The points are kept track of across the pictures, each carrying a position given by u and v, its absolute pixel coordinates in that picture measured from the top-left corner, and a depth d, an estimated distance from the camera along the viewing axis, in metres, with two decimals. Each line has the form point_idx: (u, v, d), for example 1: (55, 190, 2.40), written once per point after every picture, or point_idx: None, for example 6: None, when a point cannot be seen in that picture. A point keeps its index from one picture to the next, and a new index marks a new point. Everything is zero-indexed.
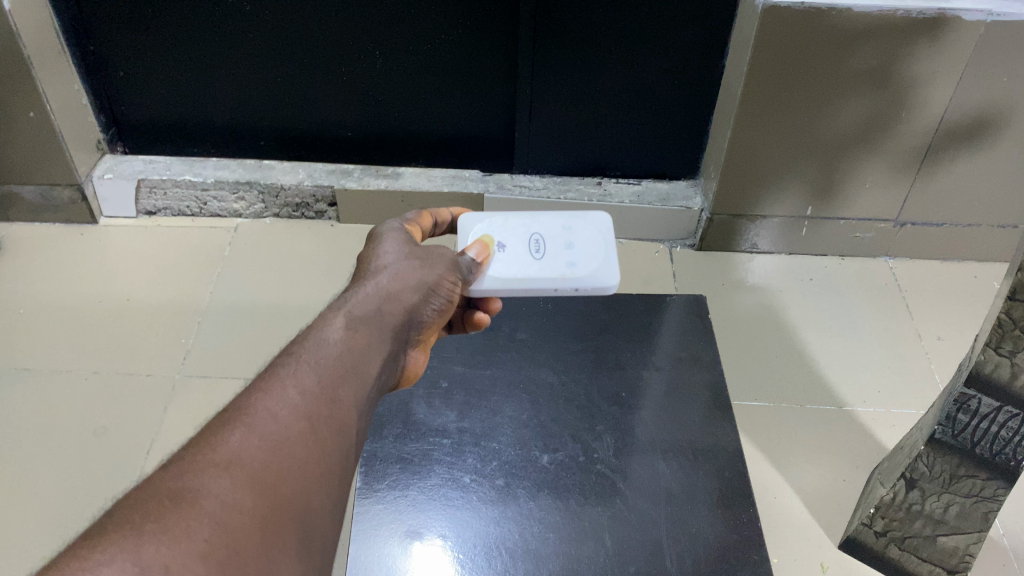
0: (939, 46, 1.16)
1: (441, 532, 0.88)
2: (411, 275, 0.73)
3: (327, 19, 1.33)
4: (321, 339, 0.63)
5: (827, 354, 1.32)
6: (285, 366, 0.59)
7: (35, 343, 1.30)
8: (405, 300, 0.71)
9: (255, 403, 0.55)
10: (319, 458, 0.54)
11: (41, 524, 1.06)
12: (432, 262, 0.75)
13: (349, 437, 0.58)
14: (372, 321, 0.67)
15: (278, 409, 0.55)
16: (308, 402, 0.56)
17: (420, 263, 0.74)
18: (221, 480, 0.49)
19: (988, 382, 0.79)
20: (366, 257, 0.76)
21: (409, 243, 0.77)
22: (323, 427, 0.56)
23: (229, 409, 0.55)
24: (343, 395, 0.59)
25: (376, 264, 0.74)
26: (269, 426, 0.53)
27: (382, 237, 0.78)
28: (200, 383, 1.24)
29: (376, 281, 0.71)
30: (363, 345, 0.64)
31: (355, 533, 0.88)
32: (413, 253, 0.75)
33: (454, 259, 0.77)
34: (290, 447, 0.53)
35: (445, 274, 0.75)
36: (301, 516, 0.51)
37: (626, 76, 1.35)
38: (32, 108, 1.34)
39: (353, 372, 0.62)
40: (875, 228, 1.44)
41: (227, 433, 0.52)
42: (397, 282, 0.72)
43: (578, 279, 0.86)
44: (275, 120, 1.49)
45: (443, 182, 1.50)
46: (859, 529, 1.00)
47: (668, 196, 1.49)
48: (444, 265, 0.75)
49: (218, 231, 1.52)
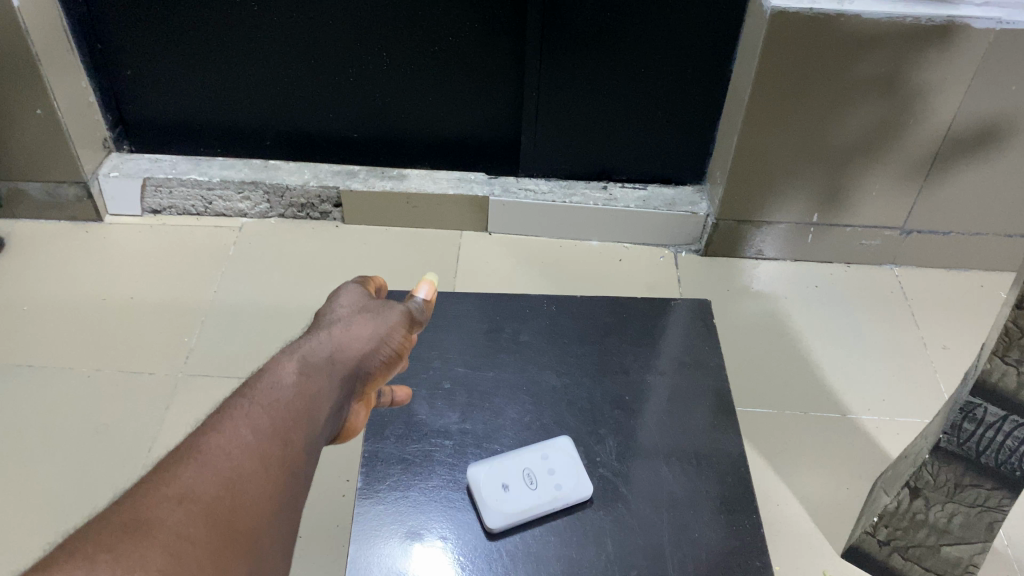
0: (949, 55, 1.15)
1: (455, 554, 0.68)
2: (362, 327, 0.65)
3: (336, 20, 1.33)
4: (275, 380, 0.57)
5: (831, 363, 1.31)
6: (237, 406, 0.54)
7: (39, 340, 1.30)
8: (356, 351, 0.63)
9: (206, 442, 0.51)
10: (272, 497, 0.51)
11: (41, 521, 1.06)
12: (385, 316, 0.67)
13: (300, 479, 0.54)
14: (322, 370, 0.60)
15: (230, 447, 0.51)
16: (260, 440, 0.52)
17: (372, 317, 0.66)
18: (176, 511, 0.46)
19: (994, 392, 0.78)
20: (319, 312, 0.68)
21: (368, 296, 0.69)
22: (275, 468, 0.52)
23: (179, 447, 0.51)
24: (296, 435, 0.55)
25: (328, 317, 0.66)
26: (222, 461, 0.50)
27: (339, 289, 0.70)
28: (202, 383, 1.24)
29: (327, 333, 0.64)
30: (316, 392, 0.58)
31: (357, 508, 0.72)
32: (368, 307, 0.67)
33: (408, 311, 0.68)
34: (242, 485, 0.49)
35: (400, 329, 0.66)
36: (252, 555, 0.48)
37: (633, 78, 1.34)
38: (39, 104, 1.34)
39: (307, 416, 0.56)
40: (881, 236, 1.44)
41: (180, 467, 0.49)
42: (348, 333, 0.64)
43: (571, 377, 0.84)
44: (282, 121, 1.49)
45: (448, 184, 1.50)
46: (862, 538, 0.99)
47: (674, 200, 1.48)
48: (395, 318, 0.67)
49: (224, 231, 1.52)
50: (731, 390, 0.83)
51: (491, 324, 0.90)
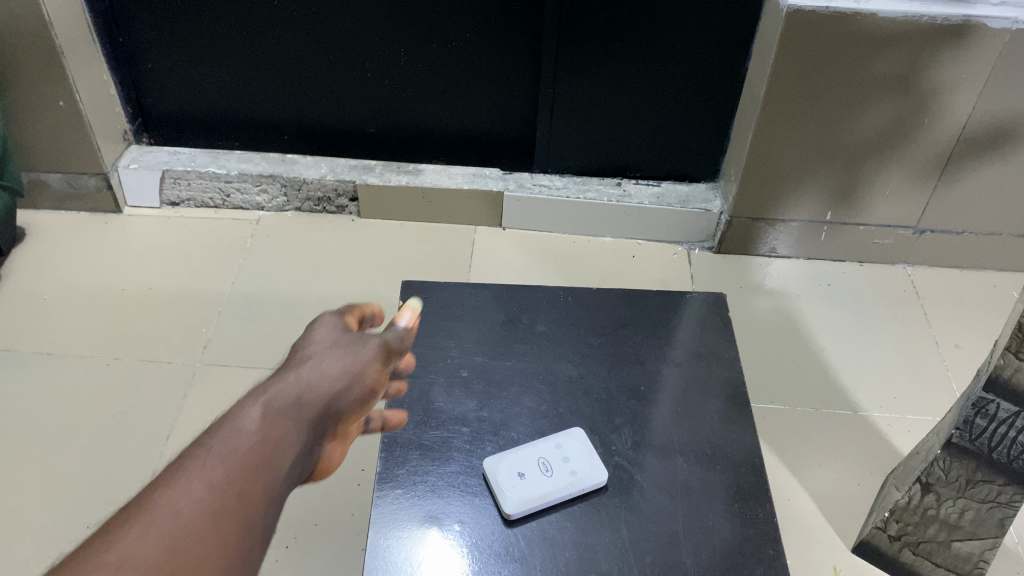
0: (964, 54, 1.16)
1: (472, 539, 0.69)
2: (336, 363, 0.58)
3: (355, 15, 1.34)
4: (236, 423, 0.50)
5: (843, 360, 1.32)
6: (191, 456, 0.47)
7: (59, 329, 1.31)
8: (330, 386, 0.56)
9: (152, 499, 0.44)
10: (229, 560, 0.44)
11: (62, 505, 1.08)
12: (358, 350, 0.61)
13: (262, 537, 0.46)
14: (294, 409, 0.53)
15: (180, 501, 0.44)
16: (216, 491, 0.45)
17: (344, 351, 0.60)
18: None
19: (1008, 387, 0.79)
20: (291, 348, 0.62)
21: (342, 330, 0.64)
22: (231, 525, 0.45)
23: (119, 511, 0.44)
24: (258, 484, 0.47)
25: (300, 353, 0.60)
26: (170, 521, 0.43)
27: (310, 326, 0.64)
28: (220, 372, 1.26)
29: (300, 368, 0.57)
30: (286, 433, 0.51)
31: (376, 496, 0.72)
32: (342, 341, 0.61)
33: (385, 342, 0.63)
34: (189, 551, 0.42)
35: (374, 363, 0.61)
36: None
37: (648, 75, 1.35)
38: (62, 96, 1.35)
39: (274, 461, 0.49)
40: (894, 234, 1.44)
41: (119, 533, 0.42)
42: (321, 369, 0.57)
43: (586, 368, 0.85)
44: (300, 115, 1.50)
45: (463, 180, 1.51)
46: (873, 533, 1.00)
47: (687, 197, 1.49)
48: (370, 353, 0.61)
49: (241, 223, 1.54)
50: (746, 383, 0.84)
51: (509, 315, 0.91)
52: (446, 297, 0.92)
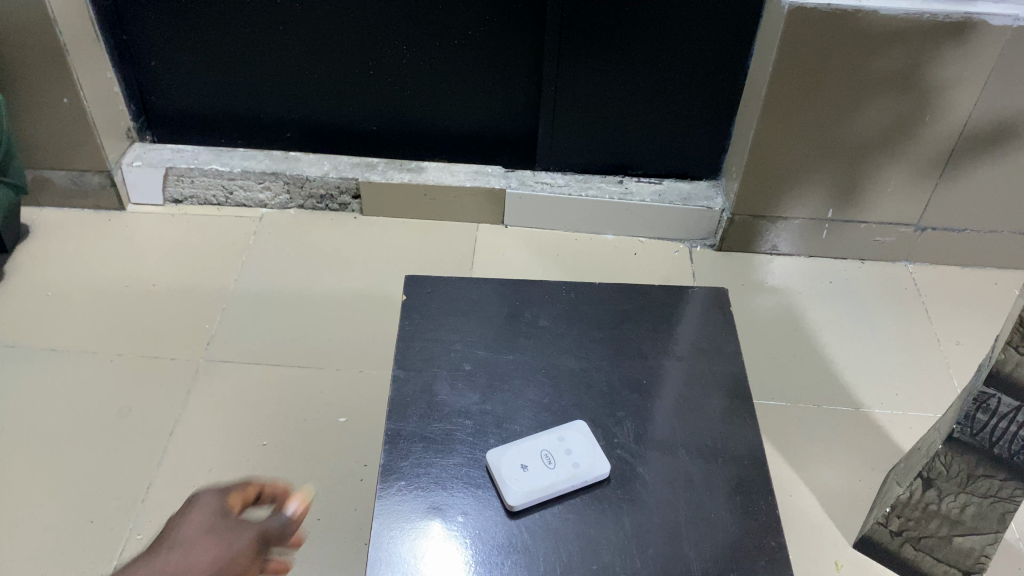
0: (965, 51, 1.16)
1: (475, 530, 0.69)
2: (195, 562, 0.56)
3: (358, 13, 1.35)
4: None
5: (845, 357, 1.32)
6: None
7: (64, 324, 1.32)
8: None
9: None
10: None
11: (65, 500, 1.08)
12: (230, 541, 0.58)
13: None
14: None
15: None
16: None
17: (218, 541, 0.58)
18: None
19: (1009, 381, 0.79)
20: (166, 530, 0.60)
21: (225, 511, 0.61)
22: None
23: None
24: None
25: (169, 541, 0.58)
26: None
27: (195, 499, 0.62)
28: (223, 369, 1.26)
29: (156, 566, 0.56)
30: None
31: (379, 488, 0.73)
32: (216, 530, 0.59)
33: (262, 532, 0.60)
34: None
35: (241, 562, 0.58)
36: None
37: (650, 73, 1.36)
38: (66, 93, 1.35)
39: None
40: (896, 232, 1.44)
41: None
42: (176, 570, 0.55)
43: (588, 360, 0.85)
44: (303, 113, 1.51)
45: (466, 177, 1.51)
46: (874, 528, 1.00)
47: (689, 195, 1.49)
48: (240, 547, 0.58)
49: (244, 221, 1.54)
50: (748, 377, 0.84)
51: (512, 309, 0.91)
52: (450, 291, 0.93)
